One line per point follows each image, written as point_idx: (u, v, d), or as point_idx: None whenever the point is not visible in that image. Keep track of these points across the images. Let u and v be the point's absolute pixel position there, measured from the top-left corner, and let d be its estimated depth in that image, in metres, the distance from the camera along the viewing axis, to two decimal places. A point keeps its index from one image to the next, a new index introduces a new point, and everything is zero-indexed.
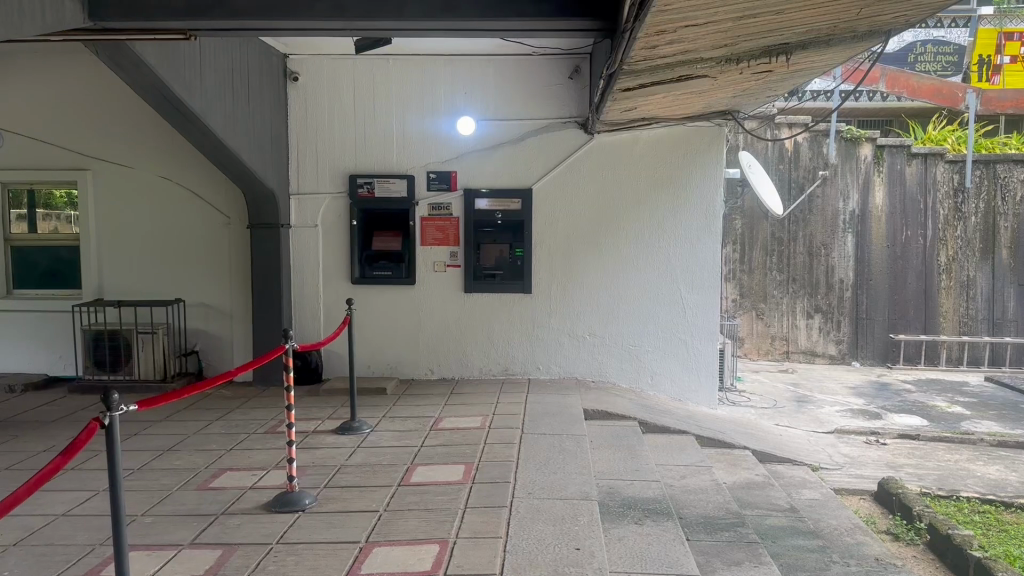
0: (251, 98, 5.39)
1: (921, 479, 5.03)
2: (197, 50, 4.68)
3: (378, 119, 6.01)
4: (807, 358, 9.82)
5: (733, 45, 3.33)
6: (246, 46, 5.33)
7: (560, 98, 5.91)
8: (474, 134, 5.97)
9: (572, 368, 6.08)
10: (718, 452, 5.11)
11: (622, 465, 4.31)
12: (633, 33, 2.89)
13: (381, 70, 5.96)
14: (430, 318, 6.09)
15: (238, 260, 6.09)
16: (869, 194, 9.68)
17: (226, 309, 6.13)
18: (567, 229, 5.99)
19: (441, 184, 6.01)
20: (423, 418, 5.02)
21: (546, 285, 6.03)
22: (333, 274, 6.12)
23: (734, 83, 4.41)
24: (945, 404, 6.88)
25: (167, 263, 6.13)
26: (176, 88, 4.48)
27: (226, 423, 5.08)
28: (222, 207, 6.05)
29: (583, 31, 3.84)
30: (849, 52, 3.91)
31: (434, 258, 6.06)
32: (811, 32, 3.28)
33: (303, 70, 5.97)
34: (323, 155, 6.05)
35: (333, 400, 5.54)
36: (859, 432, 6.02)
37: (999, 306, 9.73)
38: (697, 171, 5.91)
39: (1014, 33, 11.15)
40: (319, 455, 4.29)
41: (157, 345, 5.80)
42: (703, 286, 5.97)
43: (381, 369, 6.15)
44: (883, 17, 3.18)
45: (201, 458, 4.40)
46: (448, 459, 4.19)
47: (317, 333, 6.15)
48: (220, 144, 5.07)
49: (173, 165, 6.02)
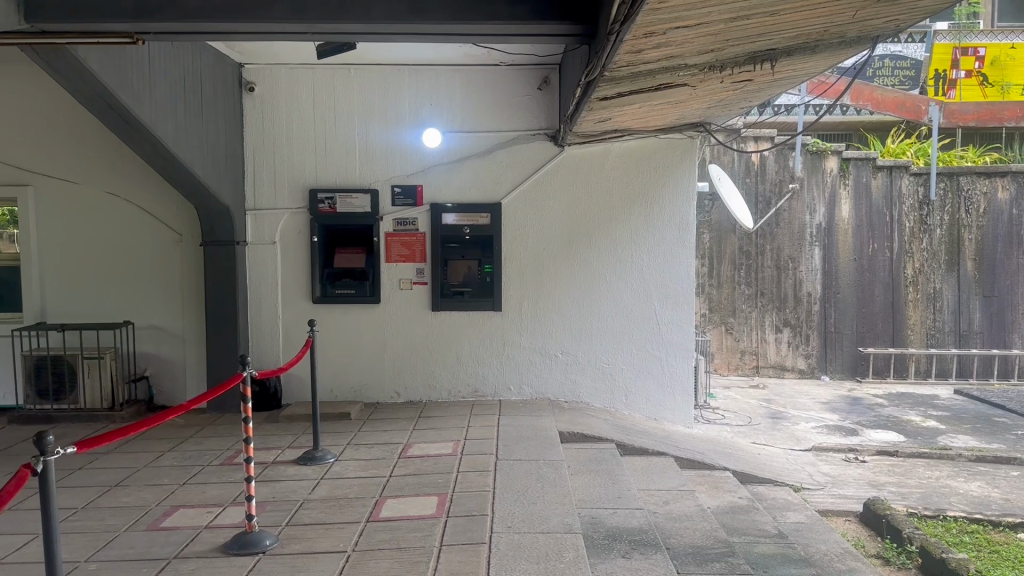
0: (203, 108, 5.10)
1: (905, 499, 4.90)
2: (145, 57, 4.39)
3: (339, 132, 5.76)
4: (777, 372, 9.73)
5: (720, 50, 3.17)
6: (198, 52, 5.04)
7: (529, 110, 5.74)
8: (440, 146, 5.75)
9: (545, 388, 5.87)
10: (698, 473, 4.91)
11: (603, 492, 4.10)
12: (620, 36, 2.69)
13: (342, 80, 5.73)
14: (396, 338, 5.83)
15: (190, 280, 5.76)
16: (835, 206, 9.68)
17: (178, 332, 5.80)
18: (537, 244, 5.80)
19: (406, 200, 5.77)
20: (391, 445, 4.76)
21: (517, 302, 5.82)
22: (292, 294, 5.83)
23: (711, 92, 4.26)
24: (920, 419, 6.82)
25: (114, 285, 5.78)
26: (123, 97, 4.19)
27: (178, 455, 4.76)
28: (173, 224, 5.74)
29: (559, 36, 3.65)
30: (833, 60, 3.78)
31: (399, 275, 5.81)
32: (800, 36, 3.12)
33: (259, 80, 5.71)
34: (281, 169, 5.77)
35: (294, 427, 5.24)
36: (838, 449, 5.90)
37: (965, 318, 9.77)
38: (669, 183, 5.76)
39: (969, 48, 11.44)
40: (279, 489, 4.01)
41: (105, 371, 5.46)
42: (677, 302, 5.81)
43: (345, 393, 5.87)
44: (875, 21, 3.04)
45: (151, 494, 4.08)
46: (419, 490, 3.93)
47: (276, 356, 5.84)
48: (170, 156, 4.76)
49: (120, 180, 5.69)
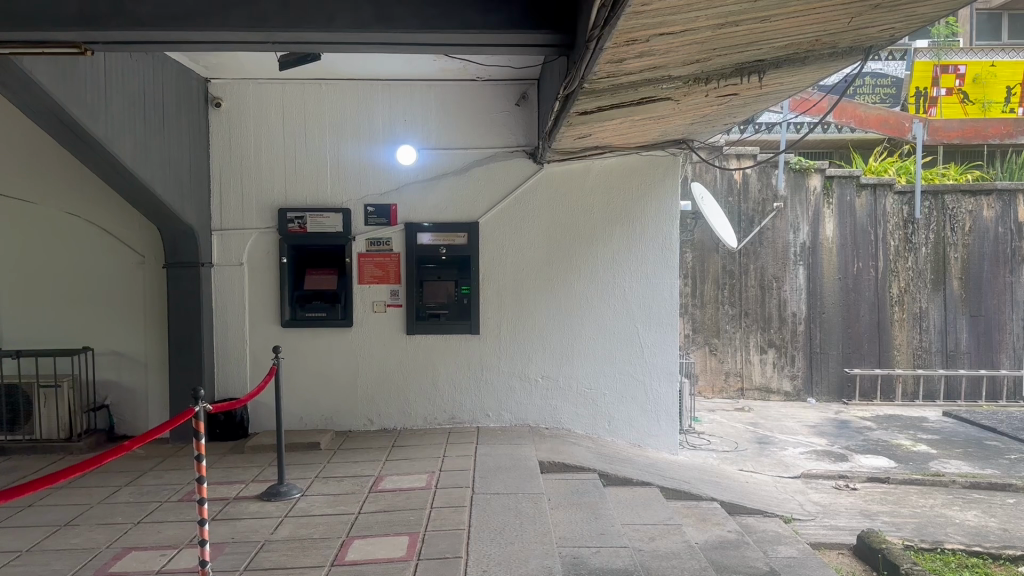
0: (165, 123, 4.87)
1: (900, 530, 4.69)
2: (99, 69, 4.16)
3: (310, 149, 5.54)
4: (762, 394, 9.53)
5: (706, 61, 2.97)
6: (159, 66, 4.81)
7: (507, 126, 5.55)
8: (415, 164, 5.55)
9: (525, 414, 5.63)
10: (684, 505, 4.68)
11: (585, 529, 3.86)
12: (600, 43, 2.49)
13: (313, 95, 5.52)
14: (369, 363, 5.58)
15: (153, 304, 5.49)
16: (819, 225, 9.55)
17: (139, 358, 5.52)
18: (516, 264, 5.59)
19: (379, 219, 5.54)
20: (361, 478, 4.51)
21: (495, 326, 5.59)
22: (260, 318, 5.57)
23: (695, 107, 4.08)
24: (910, 443, 6.63)
25: (73, 310, 5.50)
26: (76, 112, 3.95)
27: (136, 490, 4.48)
28: (136, 245, 5.47)
29: (536, 47, 3.46)
30: (821, 74, 3.62)
31: (372, 298, 5.58)
32: (791, 46, 2.94)
33: (226, 95, 5.49)
34: (249, 188, 5.54)
35: (260, 458, 4.98)
36: (827, 476, 5.70)
37: (952, 338, 9.65)
38: (652, 201, 5.58)
39: (948, 65, 11.53)
40: (239, 529, 3.74)
41: (61, 401, 5.18)
42: (661, 325, 5.61)
43: (315, 421, 5.60)
44: (870, 29, 2.86)
45: (102, 535, 3.80)
46: (389, 529, 3.68)
47: (242, 383, 5.57)
48: (127, 174, 4.51)
49: (80, 201, 5.43)
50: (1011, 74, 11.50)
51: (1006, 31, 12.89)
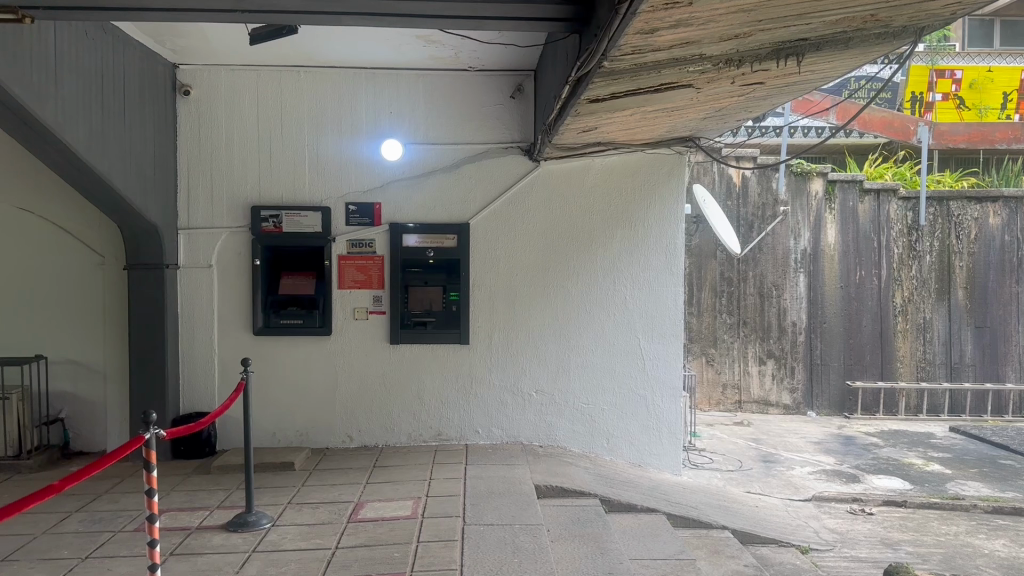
0: (126, 109, 4.41)
1: (927, 562, 4.32)
2: (49, 46, 3.70)
3: (286, 142, 5.09)
4: (761, 408, 9.18)
5: (745, 37, 2.57)
6: (119, 45, 4.35)
7: (501, 120, 5.14)
8: (401, 160, 5.13)
9: (517, 432, 5.21)
10: (693, 534, 4.27)
11: (591, 567, 3.45)
12: (634, 6, 2.08)
13: (291, 84, 5.07)
14: (348, 375, 5.14)
15: (112, 308, 5.00)
16: (821, 232, 9.23)
17: (97, 367, 5.03)
18: (509, 269, 5.18)
19: (362, 219, 5.11)
20: (339, 505, 4.06)
21: (486, 335, 5.17)
22: (231, 325, 5.11)
23: (715, 98, 3.68)
24: (923, 462, 6.29)
25: (26, 315, 5.02)
26: (21, 94, 3.49)
27: (88, 517, 4.01)
28: (95, 245, 4.98)
29: (544, 22, 3.06)
30: (860, 61, 3.24)
31: (354, 303, 5.13)
32: (842, 21, 2.55)
33: (196, 82, 5.03)
34: (219, 183, 5.08)
35: (227, 480, 4.52)
36: (840, 500, 5.34)
37: (956, 350, 9.40)
38: (656, 204, 5.19)
39: (945, 70, 11.38)
40: (201, 567, 3.30)
41: (10, 414, 4.69)
42: (663, 335, 5.22)
43: (289, 438, 5.15)
44: (935, 3, 2.47)
45: (44, 573, 3.33)
46: (370, 569, 3.25)
47: (210, 397, 5.10)
48: (80, 163, 4.05)
49: (33, 196, 4.93)
50: (1009, 79, 11.35)
51: (999, 37, 12.66)
